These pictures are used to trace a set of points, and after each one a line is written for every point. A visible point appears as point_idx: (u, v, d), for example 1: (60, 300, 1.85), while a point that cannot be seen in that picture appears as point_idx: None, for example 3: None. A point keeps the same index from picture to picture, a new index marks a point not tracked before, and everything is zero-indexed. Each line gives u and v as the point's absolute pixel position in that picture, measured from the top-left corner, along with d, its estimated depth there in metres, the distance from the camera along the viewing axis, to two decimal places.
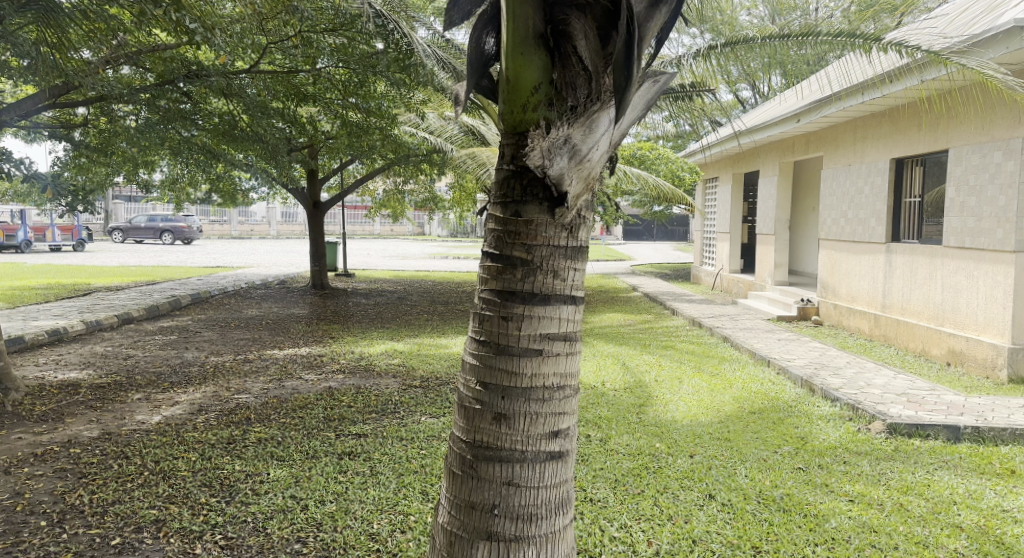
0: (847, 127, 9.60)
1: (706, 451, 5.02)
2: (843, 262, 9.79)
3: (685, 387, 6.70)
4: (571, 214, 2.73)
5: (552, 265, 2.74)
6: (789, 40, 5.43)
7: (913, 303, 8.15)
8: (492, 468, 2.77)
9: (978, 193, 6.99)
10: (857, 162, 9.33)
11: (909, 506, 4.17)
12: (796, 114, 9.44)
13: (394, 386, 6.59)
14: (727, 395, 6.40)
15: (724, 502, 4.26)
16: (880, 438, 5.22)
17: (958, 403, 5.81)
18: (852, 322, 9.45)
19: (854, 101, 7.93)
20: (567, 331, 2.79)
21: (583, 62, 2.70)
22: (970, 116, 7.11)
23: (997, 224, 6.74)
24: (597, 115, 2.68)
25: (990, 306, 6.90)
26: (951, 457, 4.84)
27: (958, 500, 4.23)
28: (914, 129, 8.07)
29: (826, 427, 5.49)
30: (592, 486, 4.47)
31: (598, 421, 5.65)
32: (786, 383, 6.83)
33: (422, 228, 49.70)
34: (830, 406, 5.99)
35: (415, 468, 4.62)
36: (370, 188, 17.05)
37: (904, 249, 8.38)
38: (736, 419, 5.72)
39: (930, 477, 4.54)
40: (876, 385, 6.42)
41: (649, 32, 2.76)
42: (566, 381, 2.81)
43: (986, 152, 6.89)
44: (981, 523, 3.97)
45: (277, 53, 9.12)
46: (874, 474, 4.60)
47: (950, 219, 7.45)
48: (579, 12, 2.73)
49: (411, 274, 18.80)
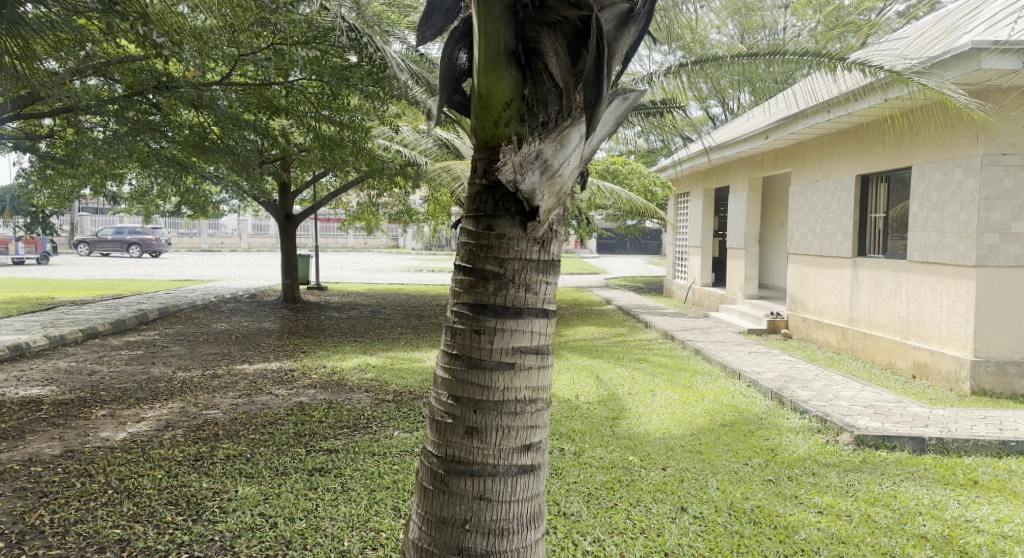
0: (814, 143, 9.78)
1: (678, 464, 5.06)
2: (811, 277, 9.95)
3: (658, 399, 6.75)
4: (542, 227, 2.76)
5: (524, 279, 2.75)
6: (757, 58, 5.59)
7: (880, 317, 8.29)
8: (463, 483, 2.76)
9: (940, 209, 7.16)
10: (824, 178, 9.52)
11: (876, 517, 4.23)
12: (765, 132, 9.61)
13: (367, 400, 6.54)
14: (699, 407, 6.46)
15: (695, 514, 4.29)
16: (848, 449, 5.31)
17: (922, 414, 5.93)
18: (820, 336, 9.59)
19: (821, 118, 8.11)
20: (539, 344, 2.80)
21: (554, 79, 2.73)
22: (931, 135, 7.32)
23: (959, 239, 6.90)
24: (568, 131, 2.73)
25: (952, 319, 7.02)
26: (915, 468, 4.93)
27: (923, 510, 4.29)
28: (878, 146, 8.27)
29: (795, 439, 5.56)
30: (566, 500, 4.47)
31: (572, 434, 5.66)
32: (756, 395, 6.90)
33: (396, 241, 49.70)
34: (799, 418, 6.07)
35: (387, 483, 4.57)
36: (343, 201, 16.96)
37: (869, 263, 8.55)
38: (707, 432, 5.76)
39: (896, 488, 4.61)
40: (844, 398, 6.52)
41: (617, 51, 2.84)
42: (539, 395, 2.82)
43: (947, 169, 7.07)
44: (944, 533, 4.02)
45: (249, 65, 9.05)
46: (842, 486, 4.66)
47: (913, 234, 7.62)
48: (550, 30, 2.76)
49: (384, 287, 18.64)
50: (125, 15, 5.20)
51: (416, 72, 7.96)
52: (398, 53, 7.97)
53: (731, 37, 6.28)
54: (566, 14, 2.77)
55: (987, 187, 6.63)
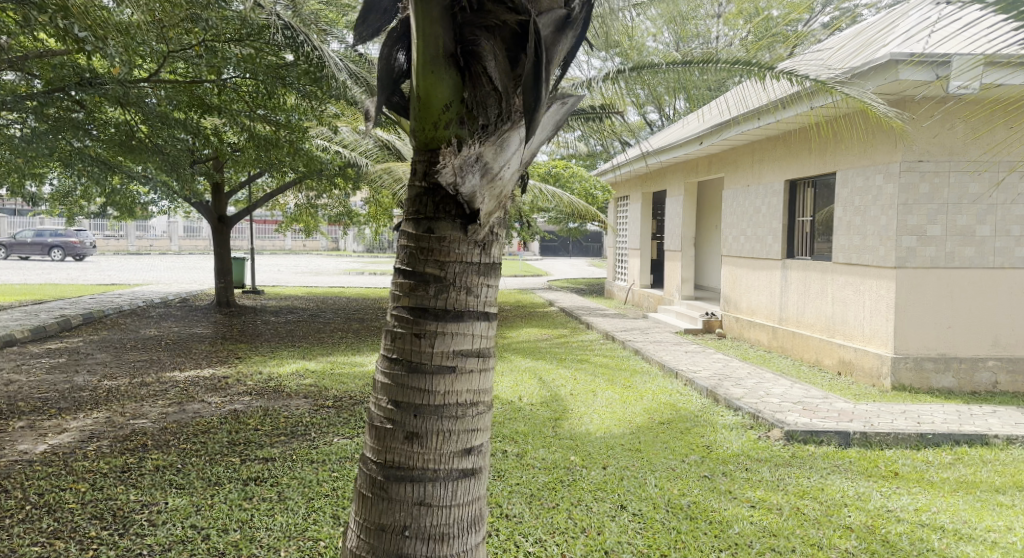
0: (745, 148, 10.09)
1: (618, 462, 5.14)
2: (743, 278, 10.25)
3: (599, 399, 6.84)
4: (483, 230, 2.77)
5: (465, 281, 2.76)
6: (691, 65, 5.72)
7: (807, 316, 8.60)
8: (403, 489, 2.74)
9: (862, 213, 7.49)
10: (755, 182, 9.82)
11: (805, 510, 4.39)
12: (700, 137, 9.86)
13: (305, 406, 6.42)
14: (638, 406, 6.58)
15: (635, 511, 4.37)
16: (779, 444, 5.49)
17: (847, 409, 6.18)
18: (752, 335, 9.88)
19: (752, 124, 8.36)
20: (480, 347, 2.81)
21: (493, 82, 2.74)
22: (853, 143, 7.64)
23: (880, 242, 7.22)
24: (507, 135, 2.73)
25: (874, 318, 7.34)
26: (841, 461, 5.14)
27: (849, 502, 4.47)
28: (805, 152, 8.58)
29: (729, 435, 5.72)
30: (508, 502, 4.48)
31: (515, 436, 5.69)
32: (693, 393, 7.07)
33: (335, 243, 48.95)
34: (733, 415, 6.25)
35: (325, 491, 4.50)
36: (279, 202, 16.62)
37: (797, 264, 8.86)
38: (647, 430, 5.87)
39: (824, 482, 4.79)
40: (774, 394, 6.75)
41: (555, 57, 2.88)
42: (480, 398, 2.82)
43: (869, 175, 7.38)
44: (867, 523, 4.18)
45: (179, 62, 8.78)
46: (774, 480, 4.82)
47: (838, 237, 7.94)
48: (488, 33, 2.77)
49: (323, 291, 18.34)
50: (44, 8, 5.00)
51: (356, 72, 7.83)
52: (336, 52, 7.88)
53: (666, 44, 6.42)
54: (505, 19, 2.79)
55: (904, 193, 6.96)
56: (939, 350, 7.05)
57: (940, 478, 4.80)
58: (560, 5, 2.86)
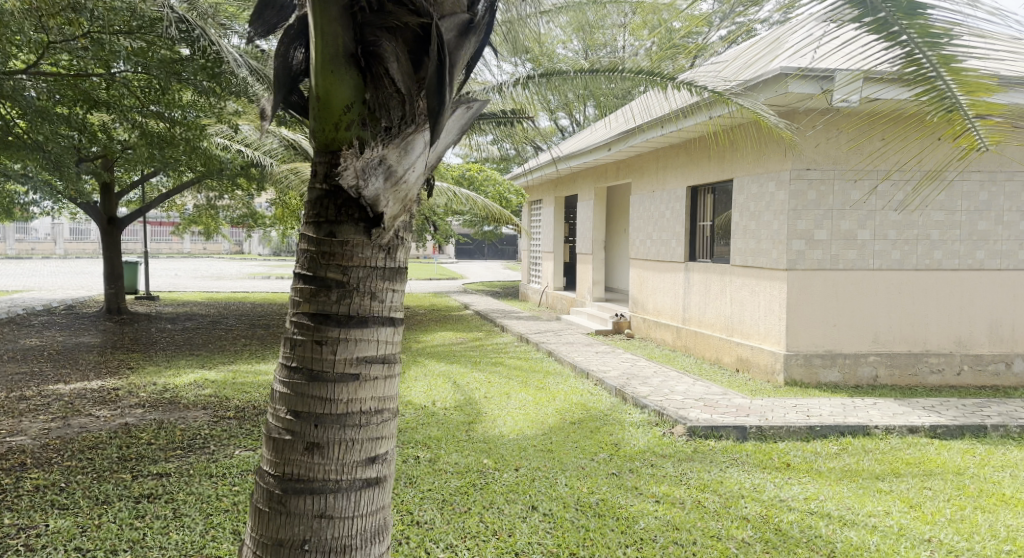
0: (650, 155, 10.40)
1: (530, 463, 5.20)
2: (650, 280, 10.56)
3: (512, 402, 6.89)
4: (388, 234, 2.75)
5: (369, 286, 2.73)
6: (598, 73, 5.97)
7: (708, 316, 8.95)
8: (302, 502, 2.69)
9: (757, 218, 7.86)
10: (660, 188, 10.14)
11: (705, 502, 4.56)
12: (608, 144, 10.09)
13: (205, 418, 6.17)
14: (550, 407, 6.67)
15: (545, 512, 4.43)
16: (682, 440, 5.69)
17: (744, 405, 6.47)
18: (658, 335, 10.19)
19: (656, 132, 8.62)
20: (385, 353, 2.78)
21: (396, 84, 2.72)
22: (748, 152, 8.01)
23: (773, 246, 7.59)
24: (412, 138, 2.74)
25: (768, 317, 7.72)
26: (739, 455, 5.37)
27: (745, 493, 4.67)
28: (705, 160, 8.93)
29: (636, 433, 5.88)
30: (419, 509, 4.45)
31: (428, 441, 5.66)
32: (603, 393, 7.22)
33: (240, 246, 47.31)
34: (640, 412, 6.43)
35: (224, 506, 4.36)
36: (177, 204, 15.91)
37: (699, 267, 9.21)
38: (558, 430, 5.96)
39: (723, 474, 5.00)
40: (678, 392, 6.99)
41: (459, 61, 2.89)
42: (384, 406, 2.79)
43: (762, 182, 7.76)
44: (762, 513, 4.39)
45: (63, 56, 8.27)
46: (677, 475, 4.99)
47: (735, 241, 8.30)
48: (389, 35, 2.74)
49: (225, 296, 17.67)
50: None
51: (257, 69, 7.63)
52: (235, 48, 7.62)
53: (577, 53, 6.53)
54: (406, 20, 2.75)
55: (794, 199, 7.35)
56: (826, 347, 7.49)
57: (827, 468, 5.09)
58: (462, 9, 2.87)
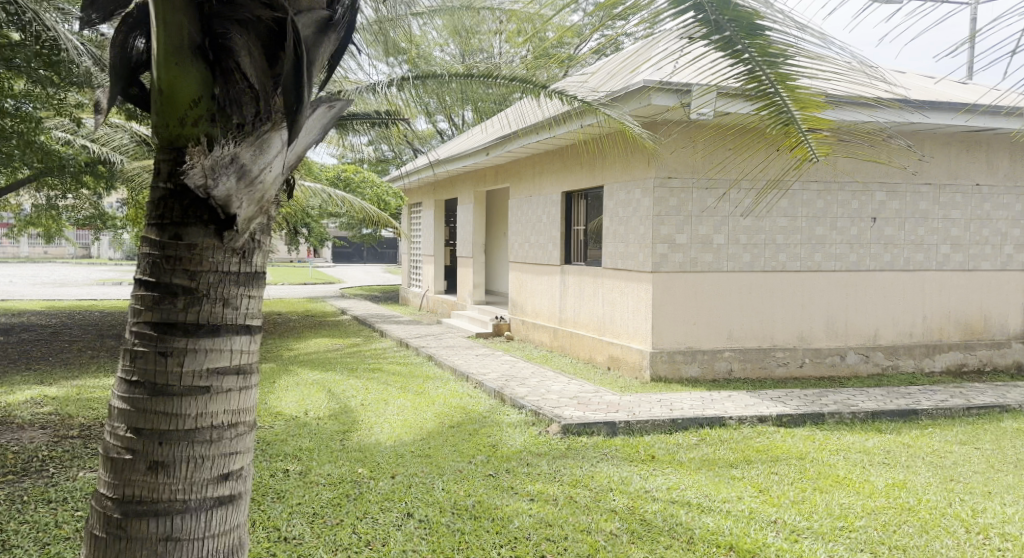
0: (526, 161, 10.57)
1: (407, 470, 5.13)
2: (528, 282, 10.73)
3: (389, 408, 6.79)
4: (241, 238, 2.62)
5: (220, 293, 2.59)
6: (474, 78, 5.78)
7: (582, 317, 9.20)
8: (144, 525, 2.52)
9: (625, 223, 8.16)
10: (536, 193, 10.32)
11: (576, 498, 4.67)
12: (485, 149, 10.16)
13: (44, 438, 5.67)
14: (428, 412, 6.63)
15: (420, 518, 4.39)
16: (557, 438, 5.80)
17: (615, 401, 6.70)
18: (535, 336, 10.37)
19: (530, 139, 8.77)
20: (239, 364, 2.65)
21: (248, 80, 2.62)
22: (616, 160, 8.31)
23: (639, 249, 7.91)
24: (268, 136, 2.61)
25: (636, 317, 8.03)
26: (609, 449, 5.55)
27: (614, 487, 4.83)
28: (577, 166, 9.17)
29: (513, 433, 5.95)
30: (287, 524, 4.29)
31: (298, 452, 5.47)
32: (481, 395, 7.26)
33: (92, 251, 44.00)
34: (518, 412, 6.50)
35: (65, 534, 4.02)
36: (14, 204, 14.55)
37: (573, 269, 9.45)
38: (435, 435, 5.93)
39: (594, 469, 5.14)
40: (553, 391, 7.14)
41: (318, 58, 2.79)
42: (239, 419, 2.66)
43: (629, 189, 8.07)
44: (629, 505, 4.55)
45: None
46: (551, 473, 5.08)
47: (606, 244, 8.58)
48: (240, 28, 2.63)
49: (73, 304, 16.32)
50: None
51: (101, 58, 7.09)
52: (77, 37, 7.06)
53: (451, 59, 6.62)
54: (259, 14, 2.65)
55: (658, 205, 7.68)
56: (687, 344, 7.89)
57: (688, 458, 5.35)
58: (322, 5, 2.80)
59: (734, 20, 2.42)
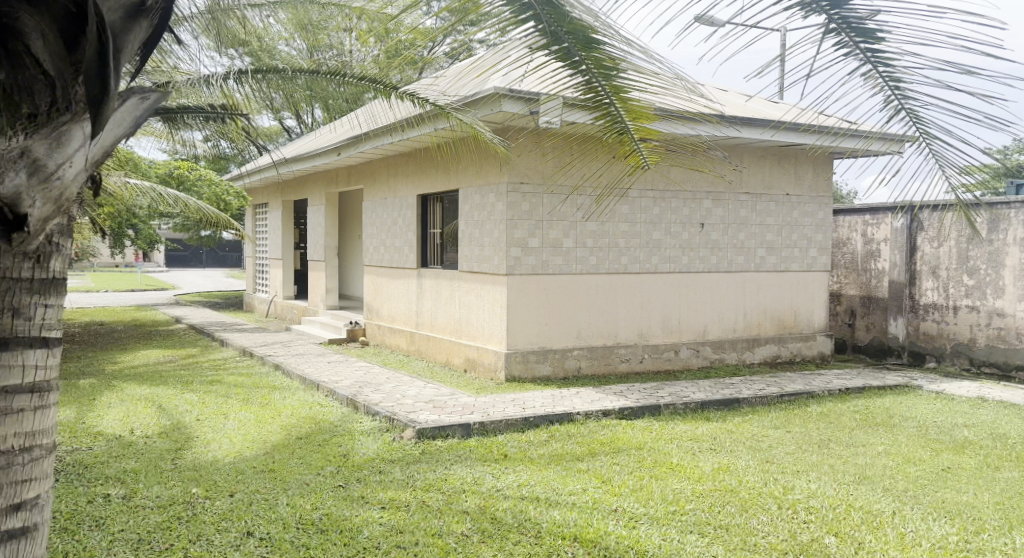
0: (380, 163, 10.38)
1: (248, 487, 4.86)
2: (383, 286, 10.54)
3: (230, 422, 6.41)
4: (35, 242, 2.50)
5: (10, 303, 2.47)
6: (321, 76, 5.52)
7: (438, 320, 9.17)
8: None
9: (480, 226, 8.21)
10: (391, 195, 10.16)
11: (429, 502, 4.61)
12: (335, 149, 9.86)
13: None
14: (274, 424, 6.32)
15: (262, 536, 4.16)
16: (411, 444, 5.70)
17: (470, 403, 6.71)
18: (391, 340, 10.21)
19: (382, 141, 8.61)
20: (34, 381, 2.51)
21: (42, 66, 2.37)
22: (471, 164, 8.35)
23: (494, 252, 7.97)
24: (67, 128, 2.44)
25: (492, 319, 8.09)
26: (463, 451, 5.54)
27: (467, 488, 4.82)
28: (432, 169, 9.12)
29: (366, 441, 5.79)
30: (107, 555, 3.92)
31: (123, 476, 5.01)
32: (332, 403, 7.03)
33: None
34: (371, 420, 6.35)
35: None
36: None
37: (429, 272, 9.39)
38: (281, 448, 5.67)
39: (447, 472, 5.11)
40: (409, 396, 7.04)
41: (126, 45, 2.59)
42: (34, 441, 2.52)
43: (484, 193, 8.13)
44: (480, 504, 4.55)
45: None
46: (404, 479, 4.99)
47: (462, 247, 8.59)
48: (30, 7, 2.28)
49: None
50: None
51: None
52: None
53: (299, 52, 6.44)
54: None
55: (512, 209, 7.78)
56: (539, 344, 8.06)
57: (538, 455, 5.45)
58: None
59: (571, 31, 2.40)
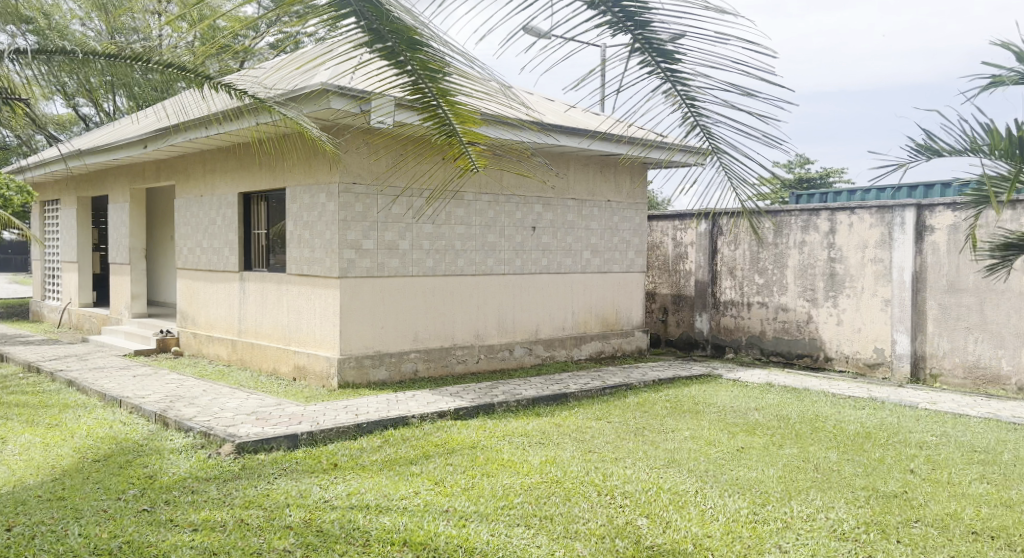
0: (196, 158, 9.65)
1: (29, 519, 4.28)
2: (200, 291, 9.81)
3: (9, 448, 5.63)
4: None
5: None
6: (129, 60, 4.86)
7: (264, 327, 8.67)
8: None
9: (310, 228, 7.85)
10: (208, 193, 9.48)
11: (247, 520, 4.29)
12: (143, 142, 9.02)
13: None
14: (66, 447, 5.64)
15: None
16: (228, 459, 5.29)
17: (297, 413, 6.38)
18: (211, 350, 9.52)
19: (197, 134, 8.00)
20: None
21: None
22: (298, 162, 7.96)
23: (325, 254, 7.64)
24: None
25: (323, 323, 7.76)
26: (288, 464, 5.24)
27: (291, 502, 4.55)
28: (256, 167, 8.61)
29: (176, 460, 5.31)
30: None
31: None
32: (138, 421, 6.39)
33: None
34: (183, 437, 5.84)
35: None
36: None
37: (254, 276, 8.85)
38: (74, 473, 5.06)
39: (269, 487, 4.80)
40: (229, 409, 6.57)
41: None
42: None
43: (313, 193, 7.79)
44: (305, 518, 4.31)
45: None
46: (219, 497, 4.62)
47: (290, 249, 8.17)
48: None
49: None
50: None
51: None
52: None
53: (98, 32, 5.83)
54: None
55: (344, 210, 7.50)
56: (375, 348, 7.84)
57: (369, 462, 5.28)
58: None
59: (393, 31, 2.30)
